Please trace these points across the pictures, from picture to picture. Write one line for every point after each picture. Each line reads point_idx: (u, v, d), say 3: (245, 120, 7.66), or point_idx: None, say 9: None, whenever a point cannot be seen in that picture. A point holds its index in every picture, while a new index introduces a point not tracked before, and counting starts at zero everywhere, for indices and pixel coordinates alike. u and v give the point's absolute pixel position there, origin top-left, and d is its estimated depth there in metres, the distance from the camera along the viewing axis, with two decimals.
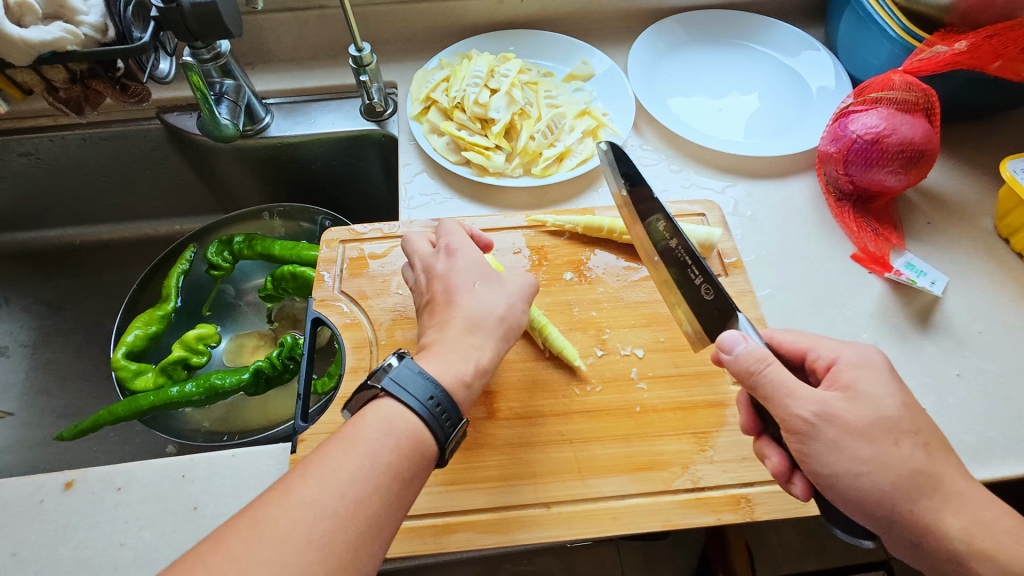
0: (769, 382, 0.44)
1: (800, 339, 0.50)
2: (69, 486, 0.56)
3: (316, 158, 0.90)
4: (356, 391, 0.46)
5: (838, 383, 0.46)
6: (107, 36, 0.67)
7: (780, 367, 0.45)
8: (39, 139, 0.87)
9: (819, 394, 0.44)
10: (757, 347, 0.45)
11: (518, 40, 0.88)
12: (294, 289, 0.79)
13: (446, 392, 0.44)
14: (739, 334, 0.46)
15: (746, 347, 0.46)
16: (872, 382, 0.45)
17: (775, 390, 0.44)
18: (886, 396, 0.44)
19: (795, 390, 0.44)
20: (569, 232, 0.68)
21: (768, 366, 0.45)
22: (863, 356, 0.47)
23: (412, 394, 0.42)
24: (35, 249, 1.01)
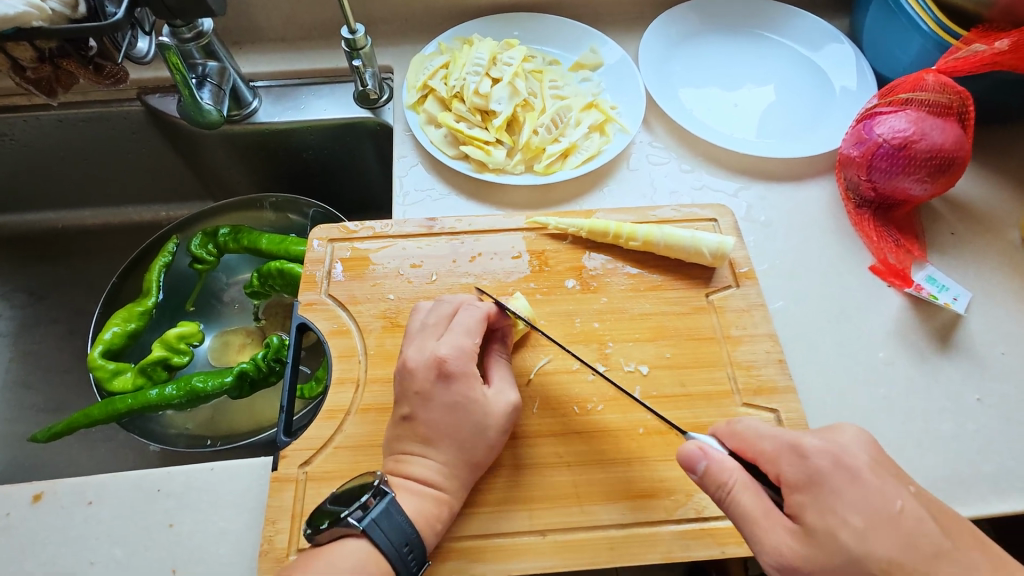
0: (733, 512, 0.42)
1: (751, 438, 0.45)
2: (38, 498, 0.53)
3: (307, 145, 0.85)
4: (370, 511, 0.45)
5: (790, 506, 0.41)
6: (77, 13, 0.61)
7: (742, 495, 0.42)
8: (13, 119, 0.83)
9: (773, 531, 0.41)
10: (718, 470, 0.43)
11: (523, 23, 0.82)
12: (281, 286, 0.75)
13: (420, 533, 0.45)
14: (697, 450, 0.44)
15: (704, 468, 0.43)
16: (824, 507, 0.40)
17: (736, 519, 0.42)
18: (843, 523, 0.39)
19: (753, 528, 0.41)
20: (571, 236, 0.64)
21: (731, 492, 0.43)
22: (816, 472, 0.41)
23: (388, 537, 0.44)
24: (14, 234, 0.97)
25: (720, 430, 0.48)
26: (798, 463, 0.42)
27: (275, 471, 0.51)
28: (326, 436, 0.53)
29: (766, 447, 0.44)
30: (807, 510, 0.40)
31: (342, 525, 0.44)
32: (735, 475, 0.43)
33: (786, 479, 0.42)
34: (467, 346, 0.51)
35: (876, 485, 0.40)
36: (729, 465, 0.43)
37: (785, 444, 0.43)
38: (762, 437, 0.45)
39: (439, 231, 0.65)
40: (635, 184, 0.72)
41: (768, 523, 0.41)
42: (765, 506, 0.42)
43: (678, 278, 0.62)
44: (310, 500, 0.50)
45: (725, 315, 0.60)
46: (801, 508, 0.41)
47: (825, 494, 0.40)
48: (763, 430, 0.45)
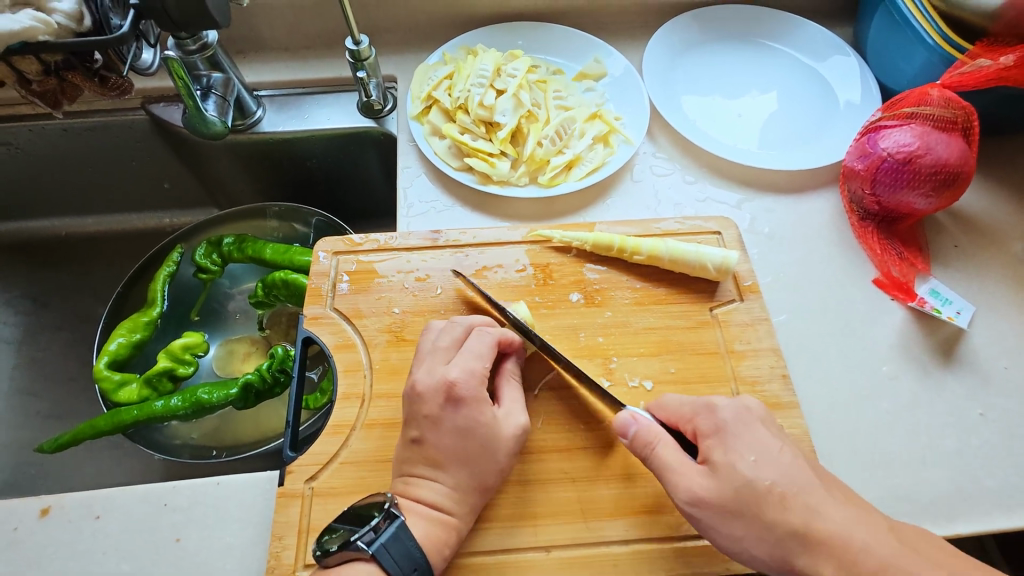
0: (658, 466, 0.46)
1: (672, 405, 0.50)
2: (45, 512, 0.53)
3: (310, 154, 0.85)
4: (378, 536, 0.45)
5: (703, 453, 0.46)
6: (83, 26, 0.61)
7: (664, 449, 0.46)
8: (18, 128, 0.83)
9: (687, 473, 0.45)
10: (645, 430, 0.47)
11: (527, 33, 0.82)
12: (285, 296, 0.75)
13: (428, 558, 0.46)
14: (628, 417, 0.48)
15: (635, 431, 0.48)
16: (728, 449, 0.45)
17: (657, 471, 0.46)
18: (744, 461, 0.44)
19: (672, 475, 0.45)
20: (576, 249, 0.64)
21: (656, 448, 0.47)
22: (723, 422, 0.47)
23: (396, 564, 0.44)
24: (18, 240, 0.97)
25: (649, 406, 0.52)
26: (709, 417, 0.48)
27: (281, 486, 0.52)
28: (332, 452, 0.53)
29: (683, 410, 0.49)
30: (715, 454, 0.45)
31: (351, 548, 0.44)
32: (658, 433, 0.47)
33: (700, 430, 0.47)
34: (478, 370, 0.51)
35: (765, 432, 0.46)
36: (656, 428, 0.48)
37: (699, 404, 0.49)
38: (681, 400, 0.50)
39: (443, 243, 0.65)
40: (639, 195, 0.72)
41: (683, 467, 0.45)
42: (682, 456, 0.46)
43: (683, 293, 0.62)
44: (317, 516, 0.51)
45: (729, 329, 0.60)
46: (709, 452, 0.46)
47: (730, 440, 0.46)
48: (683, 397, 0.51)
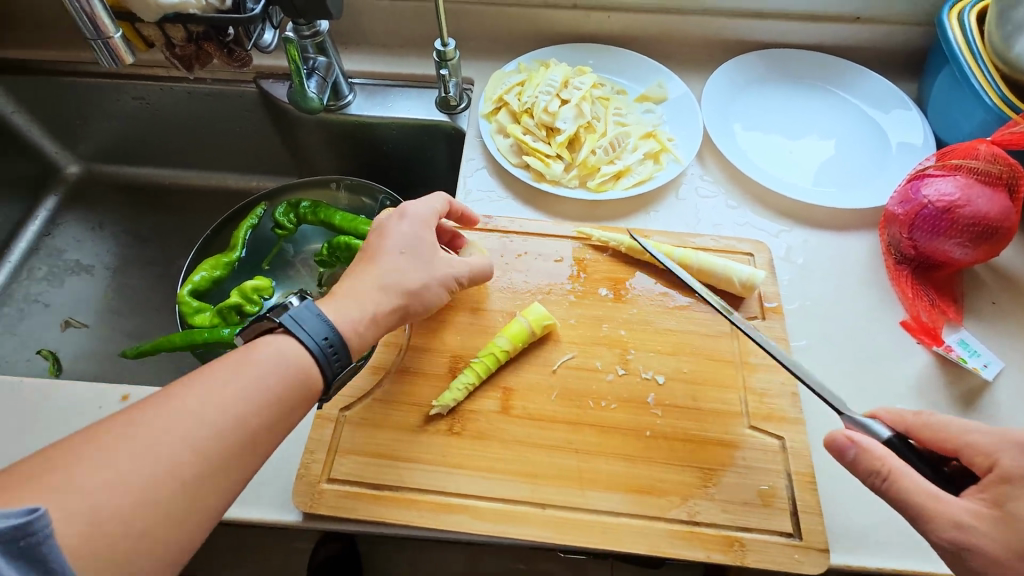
0: (896, 495, 0.43)
1: (970, 428, 0.45)
2: (124, 398, 0.62)
3: (387, 140, 0.95)
4: (289, 311, 0.51)
5: (990, 496, 0.42)
6: (224, 4, 0.73)
7: (902, 479, 0.43)
8: (153, 86, 0.98)
9: (953, 511, 0.41)
10: (867, 457, 0.45)
11: (598, 54, 0.89)
12: (345, 258, 0.86)
13: (341, 336, 0.52)
14: (845, 440, 0.45)
15: (854, 456, 0.45)
16: None
17: (901, 506, 0.43)
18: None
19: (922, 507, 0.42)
20: (611, 249, 0.70)
21: (889, 475, 0.43)
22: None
23: (308, 332, 0.50)
24: (133, 183, 1.13)
25: (917, 420, 0.48)
26: (1022, 455, 0.42)
27: (320, 409, 0.59)
28: (366, 388, 0.60)
29: (985, 441, 0.44)
30: (1021, 505, 0.40)
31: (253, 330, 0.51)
32: (892, 460, 0.44)
33: (1003, 470, 0.42)
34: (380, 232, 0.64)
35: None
36: (884, 454, 0.44)
37: (1007, 440, 0.43)
38: (982, 430, 0.45)
39: (492, 228, 0.72)
40: (681, 212, 0.77)
41: (945, 504, 0.42)
42: (931, 488, 0.43)
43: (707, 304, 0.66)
44: (345, 438, 0.57)
45: (745, 342, 0.63)
46: (1006, 498, 0.41)
47: None
48: (977, 426, 0.45)
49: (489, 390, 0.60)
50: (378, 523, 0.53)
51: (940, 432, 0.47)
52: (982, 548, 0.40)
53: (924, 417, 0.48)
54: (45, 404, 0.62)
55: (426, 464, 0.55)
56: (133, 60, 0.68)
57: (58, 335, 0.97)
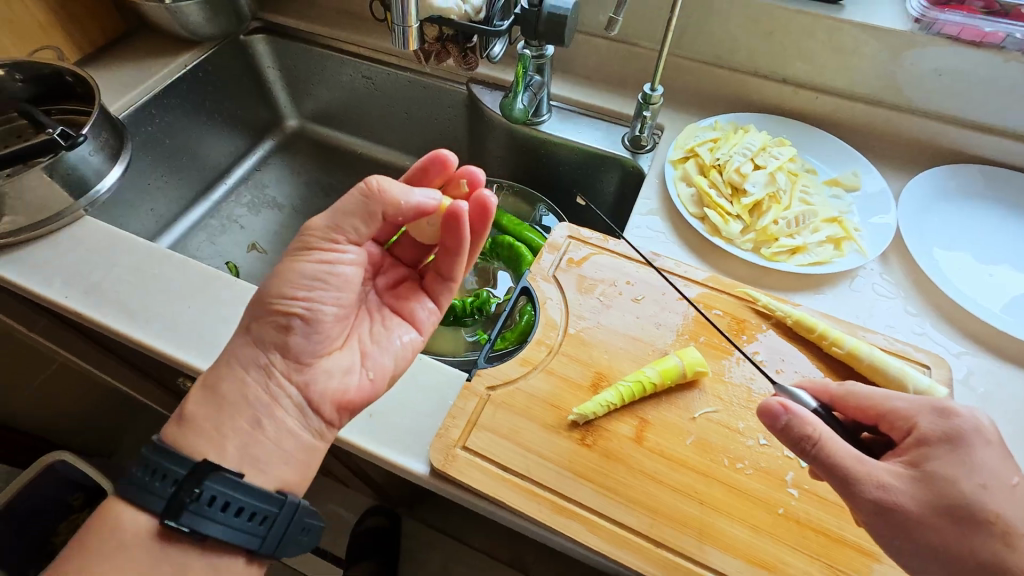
0: (819, 456, 0.48)
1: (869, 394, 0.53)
2: None
3: (564, 161, 1.02)
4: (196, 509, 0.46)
5: (909, 459, 0.49)
6: (477, 16, 0.83)
7: (828, 442, 0.48)
8: (382, 70, 1.13)
9: (879, 472, 0.48)
10: (802, 426, 0.49)
11: (796, 131, 0.90)
12: (503, 256, 0.92)
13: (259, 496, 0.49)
14: (780, 407, 0.49)
15: (787, 422, 0.49)
16: (964, 462, 0.47)
17: (839, 474, 0.48)
18: (964, 474, 0.46)
19: (845, 468, 0.48)
20: (776, 319, 0.69)
21: (818, 441, 0.48)
22: (957, 432, 0.48)
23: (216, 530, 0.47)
24: (336, 146, 1.31)
25: (835, 390, 0.56)
26: (939, 421, 0.49)
27: (468, 382, 0.63)
28: (512, 376, 0.63)
29: (901, 407, 0.51)
30: (934, 461, 0.47)
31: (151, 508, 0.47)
32: (819, 425, 0.49)
33: (921, 433, 0.49)
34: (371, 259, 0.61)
35: (1004, 460, 0.47)
36: (812, 420, 0.49)
37: (928, 407, 0.50)
38: (905, 399, 0.52)
39: (657, 265, 0.74)
40: (852, 303, 0.74)
41: (871, 467, 0.47)
42: (855, 454, 0.48)
43: None
44: (485, 415, 0.61)
45: None
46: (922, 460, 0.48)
47: (959, 453, 0.47)
48: (901, 396, 0.52)
49: (626, 416, 0.61)
50: (498, 503, 0.56)
51: (866, 401, 0.54)
52: (902, 504, 0.47)
53: (844, 389, 0.56)
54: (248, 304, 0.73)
55: (553, 463, 0.57)
56: (414, 47, 0.79)
57: (244, 255, 1.14)
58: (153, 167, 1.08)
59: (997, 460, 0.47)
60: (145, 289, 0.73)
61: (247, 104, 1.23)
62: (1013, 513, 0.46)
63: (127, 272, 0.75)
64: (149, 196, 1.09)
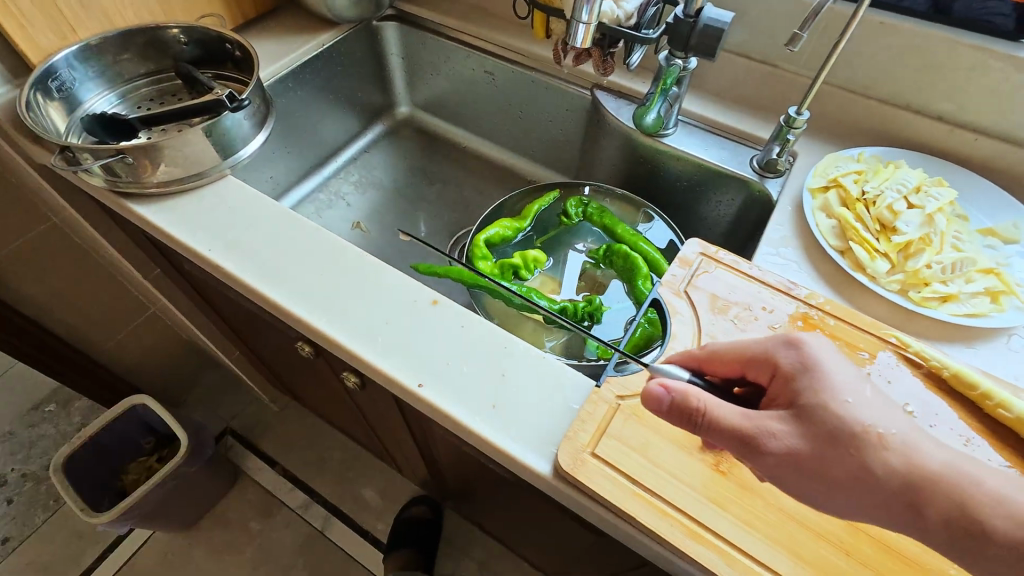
0: (710, 424, 0.47)
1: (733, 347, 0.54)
2: (434, 303, 0.71)
3: (685, 176, 1.00)
4: None
5: (786, 400, 0.49)
6: (627, 22, 0.83)
7: (712, 409, 0.47)
8: (505, 67, 1.14)
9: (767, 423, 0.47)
10: (682, 398, 0.47)
11: (948, 172, 0.84)
12: (617, 266, 0.90)
13: None
14: (658, 387, 0.48)
15: (669, 400, 0.48)
16: (817, 385, 0.48)
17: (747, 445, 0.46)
18: (826, 395, 0.47)
19: (737, 431, 0.46)
20: (929, 368, 0.64)
21: (704, 408, 0.47)
22: (811, 359, 0.50)
23: None
24: (444, 138, 1.34)
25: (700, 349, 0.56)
26: (793, 350, 0.51)
27: (597, 387, 0.62)
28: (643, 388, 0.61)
29: (757, 348, 0.52)
30: (805, 394, 0.48)
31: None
32: (702, 395, 0.47)
33: (783, 368, 0.50)
34: None
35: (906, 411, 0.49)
36: (688, 388, 0.48)
37: (779, 339, 0.52)
38: (755, 342, 0.53)
39: (795, 294, 0.71)
40: (1012, 363, 0.68)
41: (756, 420, 0.47)
42: (740, 411, 0.47)
43: None
44: (616, 424, 0.59)
45: None
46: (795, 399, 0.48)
47: (815, 376, 0.48)
48: (757, 338, 0.53)
49: None
50: (626, 518, 0.54)
51: (725, 352, 0.54)
52: (800, 448, 0.46)
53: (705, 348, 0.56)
54: (378, 280, 0.73)
55: (688, 486, 0.55)
56: (586, 45, 0.79)
57: (347, 231, 1.17)
58: (279, 137, 1.12)
59: (834, 369, 0.49)
60: (283, 254, 0.75)
61: (366, 88, 1.27)
62: (883, 422, 0.47)
63: (266, 235, 0.77)
64: (271, 164, 1.12)
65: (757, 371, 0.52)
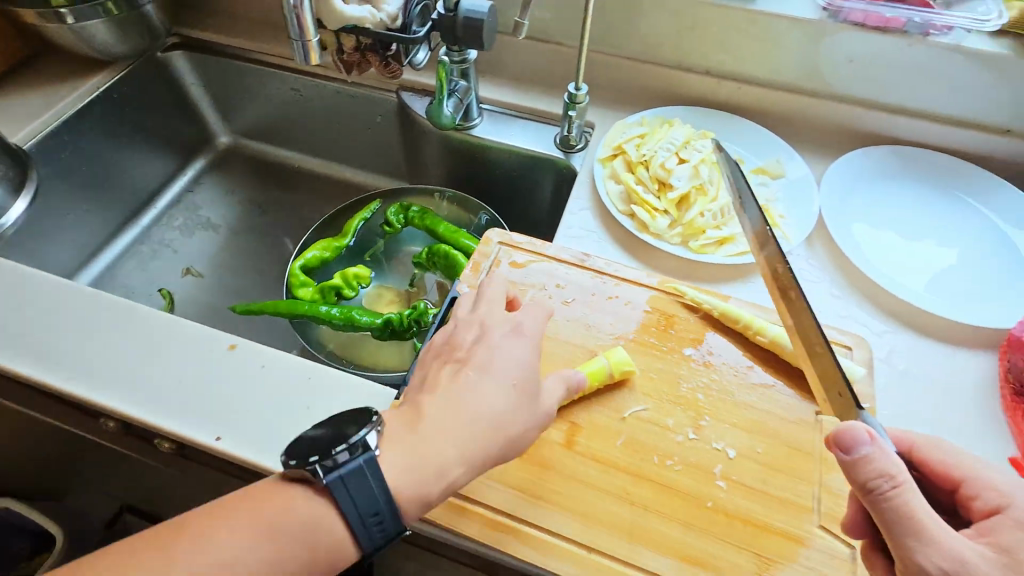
0: (895, 505, 0.42)
1: (934, 450, 0.50)
2: (231, 348, 0.69)
3: (501, 164, 1.01)
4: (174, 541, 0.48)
5: (993, 539, 0.44)
6: (394, 24, 0.81)
7: (911, 494, 0.42)
8: (309, 82, 1.10)
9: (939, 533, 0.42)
10: (885, 458, 0.43)
11: (721, 122, 0.91)
12: (442, 266, 0.90)
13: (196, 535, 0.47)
14: (867, 435, 0.44)
15: (869, 452, 0.43)
16: None
17: (894, 513, 0.42)
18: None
19: (923, 527, 0.42)
20: (703, 311, 0.69)
21: (899, 487, 0.42)
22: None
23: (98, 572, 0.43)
24: (267, 161, 1.26)
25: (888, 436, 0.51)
26: None
27: (396, 400, 0.62)
28: None
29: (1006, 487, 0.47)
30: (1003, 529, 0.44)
31: (367, 462, 0.47)
32: (904, 471, 0.43)
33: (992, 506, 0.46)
34: None
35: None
36: (898, 463, 0.43)
37: None
38: (962, 457, 0.49)
39: (588, 266, 0.74)
40: None
41: (944, 529, 0.42)
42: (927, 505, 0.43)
43: (791, 383, 0.64)
44: None
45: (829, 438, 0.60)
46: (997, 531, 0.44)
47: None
48: (965, 454, 0.49)
49: (557, 422, 0.61)
50: (430, 522, 0.56)
51: (946, 468, 0.49)
52: None
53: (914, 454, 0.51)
54: (168, 337, 0.70)
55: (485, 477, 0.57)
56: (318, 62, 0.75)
57: (178, 280, 1.09)
58: (73, 194, 1.04)
59: None
60: (60, 330, 0.70)
61: (169, 122, 1.18)
62: None
63: (39, 312, 0.71)
64: (69, 224, 1.04)
65: (978, 500, 0.47)
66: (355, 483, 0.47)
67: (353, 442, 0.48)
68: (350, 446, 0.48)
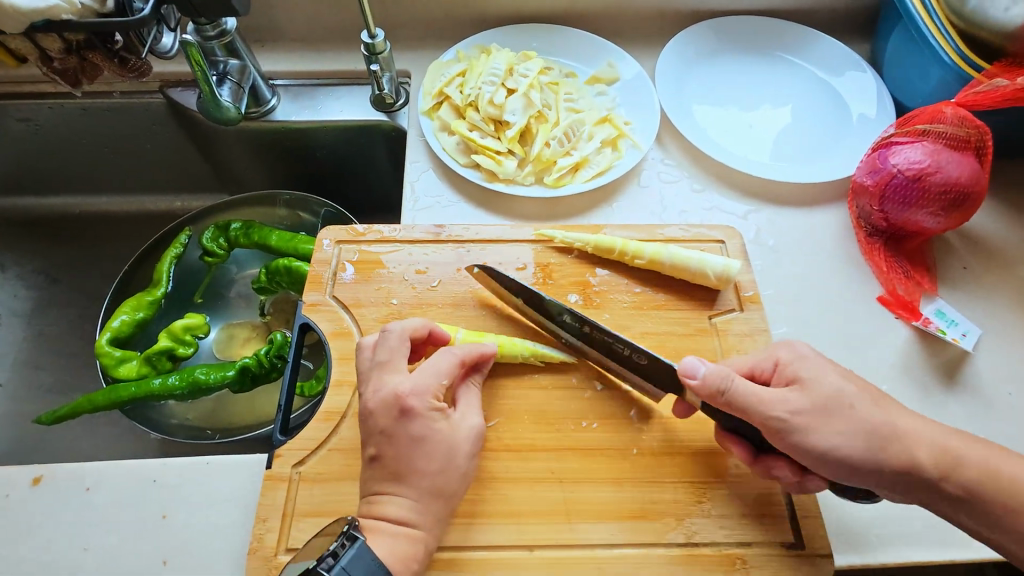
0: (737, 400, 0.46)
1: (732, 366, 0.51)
2: (37, 481, 0.53)
3: (321, 145, 0.86)
4: (339, 559, 0.42)
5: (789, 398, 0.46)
6: (105, 7, 0.61)
7: (741, 386, 0.46)
8: (39, 105, 0.85)
9: (778, 408, 0.45)
10: (716, 370, 0.46)
11: (541, 36, 0.83)
12: (287, 283, 0.76)
13: None
14: (693, 361, 0.47)
15: (704, 371, 0.47)
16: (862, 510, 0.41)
17: (744, 408, 0.45)
18: None
19: (762, 407, 0.45)
20: (577, 250, 0.64)
21: (731, 384, 0.46)
22: (791, 374, 0.48)
23: None
24: (31, 217, 0.98)
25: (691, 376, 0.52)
26: (779, 369, 0.48)
27: (268, 469, 0.52)
28: (321, 438, 0.53)
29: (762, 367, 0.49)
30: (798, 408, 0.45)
31: (362, 547, 0.43)
32: (731, 374, 0.47)
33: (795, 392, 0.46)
34: None
35: (875, 401, 0.45)
36: (724, 367, 0.47)
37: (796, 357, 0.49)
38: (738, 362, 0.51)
39: (446, 238, 0.65)
40: (644, 201, 0.72)
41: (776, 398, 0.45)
42: (762, 389, 0.46)
43: (681, 297, 0.62)
44: (302, 500, 0.51)
45: (726, 338, 0.59)
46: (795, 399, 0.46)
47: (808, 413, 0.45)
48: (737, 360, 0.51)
49: None
50: None
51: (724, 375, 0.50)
52: None
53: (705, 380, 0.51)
54: None
55: None
56: None
57: None
58: None
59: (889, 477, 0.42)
60: None
61: None
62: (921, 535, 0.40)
63: None
64: None
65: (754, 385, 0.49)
66: (358, 567, 0.42)
67: (337, 543, 0.43)
68: (336, 544, 0.43)
